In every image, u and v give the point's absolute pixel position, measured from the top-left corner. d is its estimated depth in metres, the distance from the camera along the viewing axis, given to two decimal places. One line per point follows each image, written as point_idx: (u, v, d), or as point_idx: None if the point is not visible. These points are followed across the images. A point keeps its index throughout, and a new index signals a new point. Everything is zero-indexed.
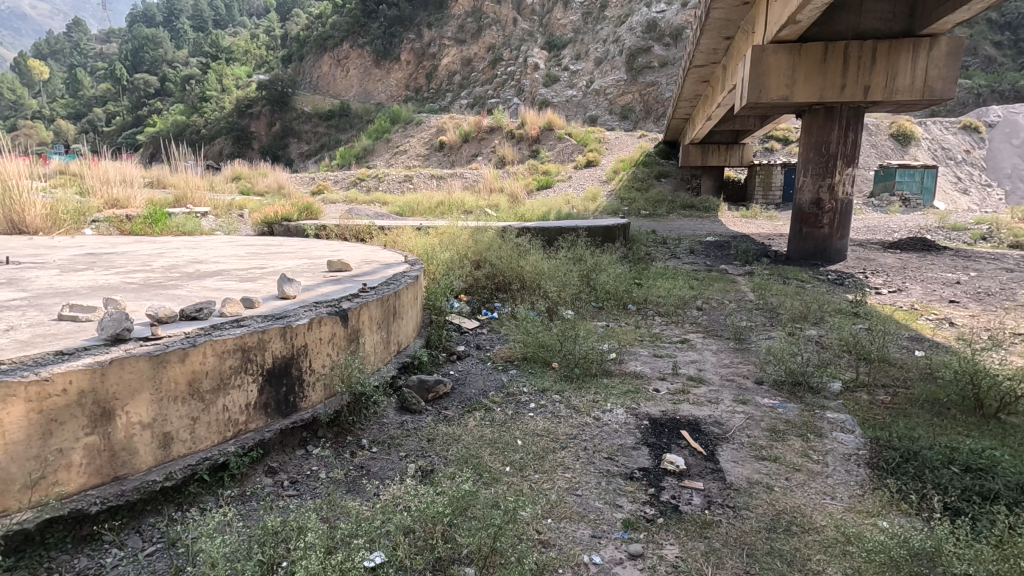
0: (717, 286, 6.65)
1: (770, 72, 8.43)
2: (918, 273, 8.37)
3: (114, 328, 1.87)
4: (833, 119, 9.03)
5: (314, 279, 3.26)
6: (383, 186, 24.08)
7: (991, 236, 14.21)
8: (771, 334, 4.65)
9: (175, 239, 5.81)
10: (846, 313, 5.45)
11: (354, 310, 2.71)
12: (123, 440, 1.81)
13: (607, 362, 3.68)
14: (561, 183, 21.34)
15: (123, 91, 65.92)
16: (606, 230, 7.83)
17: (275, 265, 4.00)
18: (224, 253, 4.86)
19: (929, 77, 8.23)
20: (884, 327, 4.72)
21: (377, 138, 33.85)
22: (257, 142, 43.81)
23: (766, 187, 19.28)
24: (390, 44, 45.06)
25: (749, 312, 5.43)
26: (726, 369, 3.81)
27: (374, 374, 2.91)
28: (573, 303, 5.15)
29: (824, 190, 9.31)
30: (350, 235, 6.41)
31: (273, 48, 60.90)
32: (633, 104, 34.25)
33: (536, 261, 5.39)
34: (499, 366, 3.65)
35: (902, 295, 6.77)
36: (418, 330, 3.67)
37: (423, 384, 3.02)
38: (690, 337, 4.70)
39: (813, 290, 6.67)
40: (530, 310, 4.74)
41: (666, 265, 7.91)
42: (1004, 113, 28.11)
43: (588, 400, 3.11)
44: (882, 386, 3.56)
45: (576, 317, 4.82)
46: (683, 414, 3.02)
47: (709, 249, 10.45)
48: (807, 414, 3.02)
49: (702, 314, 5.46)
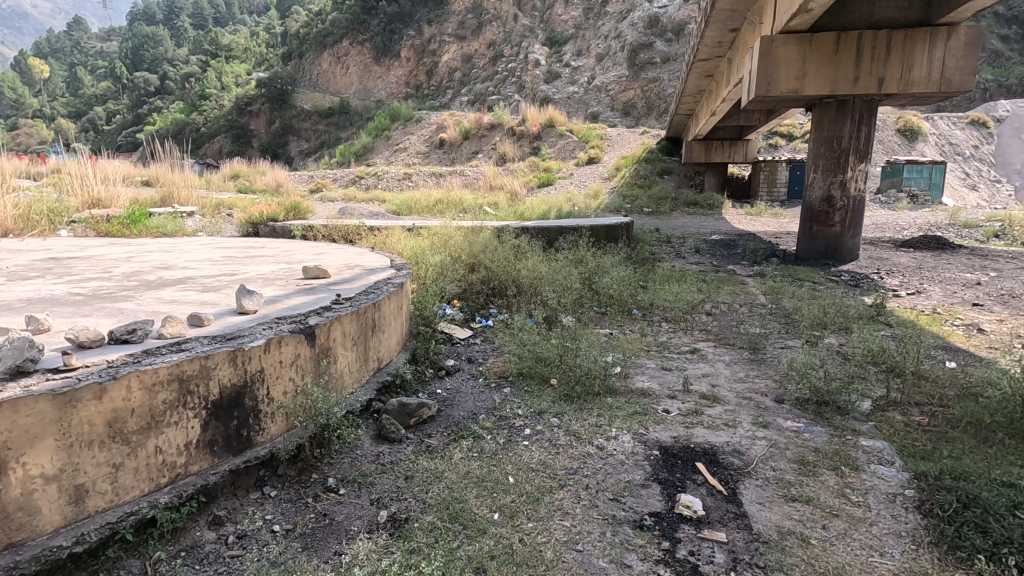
0: (726, 289, 6.31)
1: (779, 64, 8.06)
2: (935, 273, 8.02)
3: (14, 359, 1.54)
4: (845, 113, 8.67)
5: (282, 290, 2.92)
6: (382, 184, 23.75)
7: (1004, 233, 13.83)
8: (789, 345, 4.31)
9: (151, 240, 5.48)
10: (866, 318, 5.09)
11: (322, 327, 2.38)
12: (19, 499, 1.48)
13: (611, 378, 3.34)
14: (562, 180, 21.00)
15: (123, 90, 65.71)
16: (609, 229, 7.48)
17: (248, 272, 3.67)
18: (200, 257, 4.54)
19: (947, 68, 7.85)
20: (910, 335, 4.36)
21: (377, 135, 33.52)
22: (257, 140, 43.54)
23: (770, 184, 18.87)
24: (390, 41, 44.68)
25: (763, 318, 5.08)
26: (741, 384, 3.47)
27: (348, 398, 2.57)
28: (574, 310, 4.81)
29: (836, 186, 8.94)
30: (338, 236, 6.05)
31: (273, 46, 60.60)
32: (635, 100, 33.86)
33: (534, 264, 5.05)
34: (491, 384, 3.30)
35: (922, 297, 6.43)
36: (403, 344, 3.33)
37: (405, 408, 2.68)
38: (699, 346, 4.36)
39: (827, 293, 6.31)
40: (527, 319, 4.40)
41: (671, 265, 7.57)
42: (1012, 107, 27.67)
43: (591, 425, 2.77)
44: (917, 405, 3.19)
45: (577, 324, 4.49)
46: (697, 440, 2.67)
47: (715, 248, 10.11)
48: (837, 440, 2.67)
49: (712, 320, 5.13)
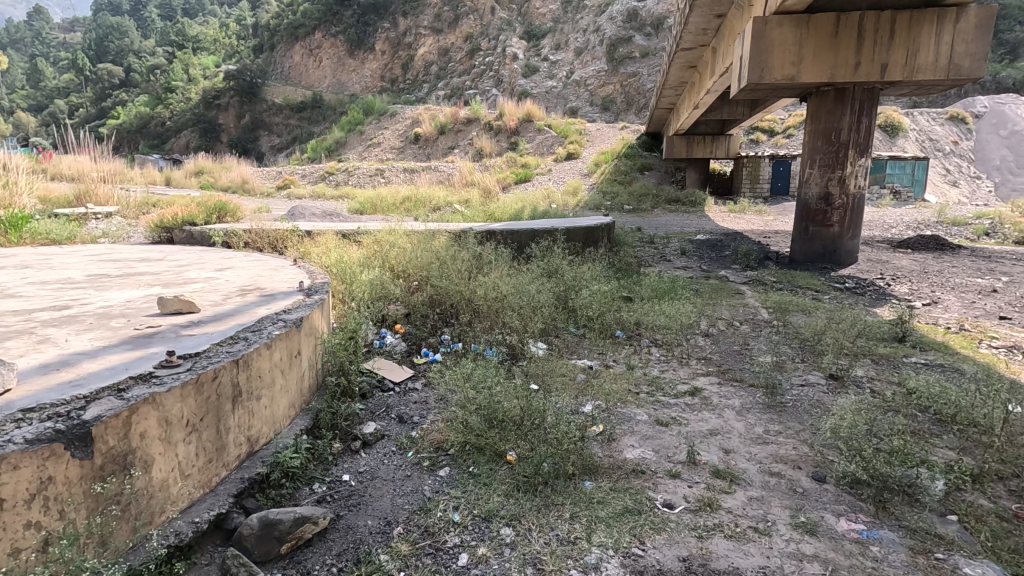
0: (723, 302, 5.49)
1: (774, 48, 7.23)
2: (944, 278, 7.31)
3: None
4: (845, 102, 7.89)
5: (95, 345, 1.94)
6: (352, 181, 22.68)
7: (994, 231, 13.36)
8: (813, 382, 3.51)
9: (22, 250, 4.42)
10: (892, 343, 4.30)
11: (106, 422, 1.43)
12: None
13: (592, 449, 2.44)
14: (540, 176, 20.13)
15: (87, 82, 62.93)
16: (588, 231, 6.58)
17: (92, 302, 2.67)
18: (60, 274, 3.52)
19: (955, 54, 7.10)
20: (962, 375, 3.54)
21: (350, 130, 32.31)
22: (226, 135, 41.78)
23: (753, 181, 18.21)
24: (364, 33, 43.21)
25: (772, 342, 4.28)
26: (763, 450, 2.62)
27: (169, 527, 1.63)
28: (543, 337, 3.93)
29: (833, 183, 8.19)
30: (264, 244, 5.04)
31: (244, 38, 58.53)
32: (614, 95, 33.22)
33: (494, 281, 4.15)
34: (425, 462, 2.36)
35: (939, 309, 5.70)
36: (296, 408, 2.37)
37: (271, 530, 1.75)
38: (700, 383, 3.51)
39: (837, 306, 5.52)
40: (485, 354, 3.48)
41: (658, 272, 6.76)
42: (990, 103, 27.50)
43: (559, 541, 1.88)
44: (1007, 482, 2.36)
45: (546, 358, 3.61)
46: (720, 566, 1.80)
47: (702, 250, 9.33)
48: (924, 567, 1.82)
49: (712, 345, 4.31)
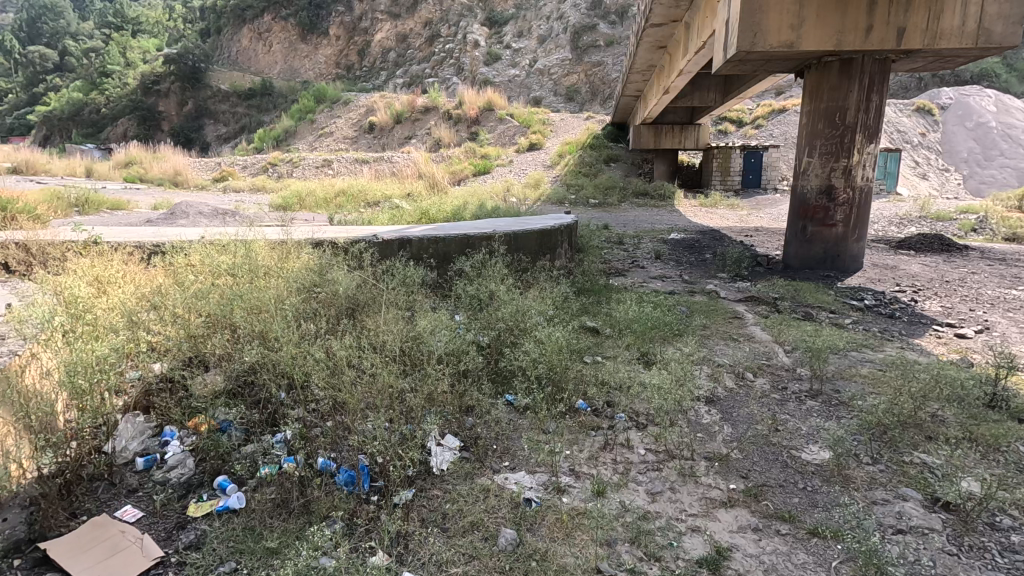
0: (719, 339, 4.03)
1: (767, 7, 5.61)
2: (971, 290, 6.05)
3: None
4: (851, 77, 6.47)
5: None
6: (297, 172, 20.52)
7: (982, 227, 12.37)
8: (920, 520, 2.01)
9: None
10: (1001, 417, 2.79)
11: None
12: None
13: None
14: (500, 167, 18.53)
15: (17, 66, 57.47)
16: (543, 234, 4.94)
17: None
18: None
19: (986, 16, 5.48)
20: None
21: (300, 118, 29.77)
22: (167, 123, 38.34)
23: (723, 173, 16.99)
24: (317, 17, 40.45)
25: (816, 425, 2.78)
26: None
27: None
28: (438, 437, 2.29)
29: (837, 174, 6.79)
30: (28, 265, 3.19)
31: (191, 20, 54.56)
32: (579, 85, 31.81)
33: (364, 341, 2.48)
34: None
35: (998, 340, 4.32)
36: None
37: None
38: (724, 536, 1.95)
39: (869, 341, 4.12)
40: (318, 509, 1.85)
41: (631, 289, 5.28)
42: (955, 95, 26.93)
43: None
44: None
45: (442, 504, 2.02)
46: None
47: (679, 253, 7.92)
48: None
49: (724, 426, 2.75)
